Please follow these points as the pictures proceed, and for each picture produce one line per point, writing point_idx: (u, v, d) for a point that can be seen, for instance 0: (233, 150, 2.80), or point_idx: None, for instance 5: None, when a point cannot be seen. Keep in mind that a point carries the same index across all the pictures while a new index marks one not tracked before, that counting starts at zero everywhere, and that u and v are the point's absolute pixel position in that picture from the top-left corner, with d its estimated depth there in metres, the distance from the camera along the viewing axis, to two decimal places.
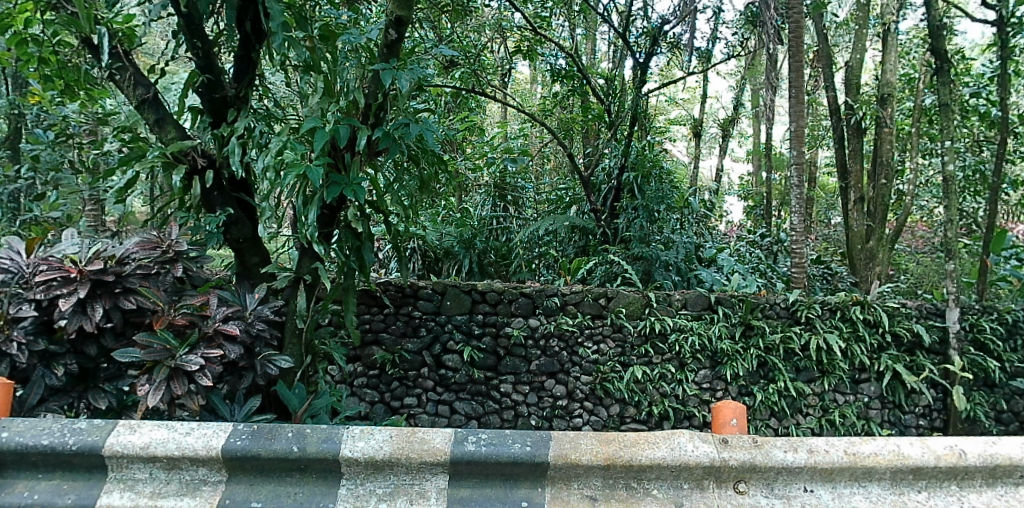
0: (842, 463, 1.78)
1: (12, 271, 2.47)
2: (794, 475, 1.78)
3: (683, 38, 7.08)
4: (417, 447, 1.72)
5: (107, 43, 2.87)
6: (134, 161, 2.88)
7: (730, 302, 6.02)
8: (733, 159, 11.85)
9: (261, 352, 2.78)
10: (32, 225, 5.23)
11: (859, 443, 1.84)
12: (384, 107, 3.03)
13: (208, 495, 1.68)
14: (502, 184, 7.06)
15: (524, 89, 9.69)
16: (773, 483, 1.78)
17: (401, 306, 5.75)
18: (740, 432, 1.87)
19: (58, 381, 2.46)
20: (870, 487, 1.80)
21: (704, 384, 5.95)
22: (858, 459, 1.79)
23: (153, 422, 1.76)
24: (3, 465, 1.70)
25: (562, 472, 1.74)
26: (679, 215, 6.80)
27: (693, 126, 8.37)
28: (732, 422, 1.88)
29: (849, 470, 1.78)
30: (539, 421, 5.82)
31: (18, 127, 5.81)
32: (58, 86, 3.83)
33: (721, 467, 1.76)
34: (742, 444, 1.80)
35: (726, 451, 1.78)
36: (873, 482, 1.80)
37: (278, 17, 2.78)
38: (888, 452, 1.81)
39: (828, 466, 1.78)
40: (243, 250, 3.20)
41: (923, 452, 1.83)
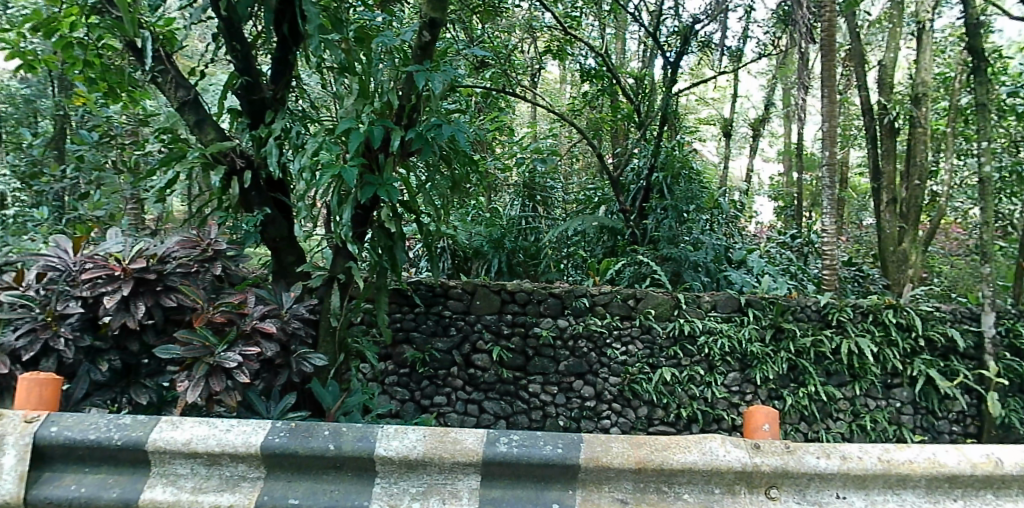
0: (876, 471, 1.76)
1: (61, 268, 2.54)
2: (826, 482, 1.75)
3: (714, 38, 7.08)
4: (450, 447, 1.74)
5: (150, 47, 2.92)
6: (175, 161, 2.93)
7: (761, 305, 5.96)
8: (764, 159, 11.66)
9: (297, 350, 2.79)
10: (75, 224, 5.37)
11: (893, 450, 1.81)
12: (417, 108, 3.05)
13: (247, 491, 1.71)
14: (531, 184, 7.05)
15: (553, 89, 9.71)
16: (805, 490, 1.75)
17: (431, 305, 5.80)
18: (773, 438, 1.85)
19: (103, 376, 2.50)
20: (904, 495, 1.77)
21: (733, 387, 5.88)
22: (893, 466, 1.76)
23: (194, 419, 1.80)
24: (52, 458, 1.74)
25: (592, 474, 1.74)
26: (708, 216, 6.79)
27: (722, 126, 8.31)
28: (764, 427, 1.87)
29: (882, 477, 1.75)
30: (567, 422, 5.80)
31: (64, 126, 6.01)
32: (102, 89, 3.92)
33: (753, 472, 1.75)
34: (773, 449, 1.79)
35: (758, 456, 1.76)
36: (908, 489, 1.77)
37: (314, 20, 2.81)
38: (923, 459, 1.78)
39: (861, 473, 1.75)
40: (279, 249, 3.23)
41: (960, 460, 1.79)
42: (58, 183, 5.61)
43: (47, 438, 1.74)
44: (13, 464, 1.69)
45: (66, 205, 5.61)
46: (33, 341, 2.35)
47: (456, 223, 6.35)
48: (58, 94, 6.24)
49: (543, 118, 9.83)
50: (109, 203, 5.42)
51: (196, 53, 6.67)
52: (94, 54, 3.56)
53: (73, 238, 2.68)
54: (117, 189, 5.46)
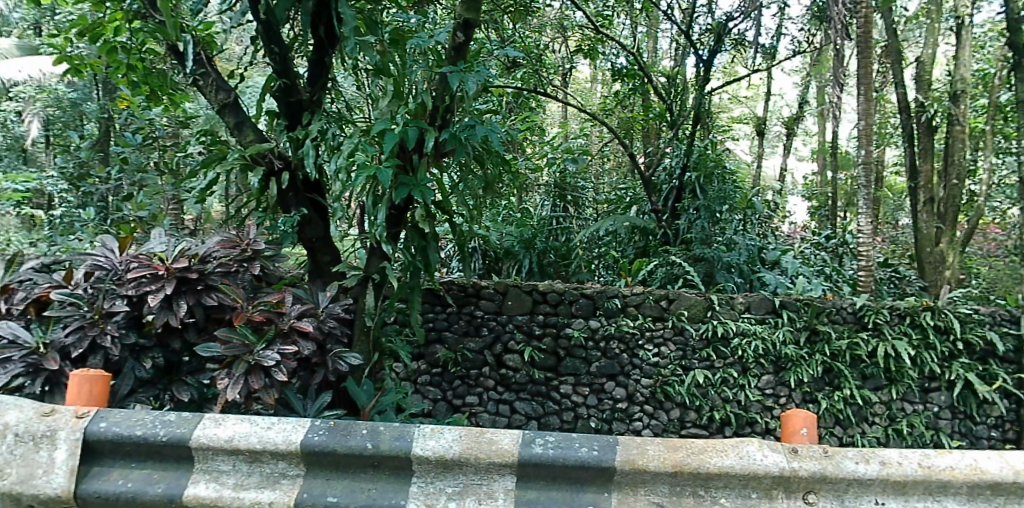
0: (916, 476, 1.71)
1: (107, 267, 2.60)
2: (865, 487, 1.71)
3: (748, 35, 7.03)
4: (486, 448, 1.74)
5: (191, 51, 2.98)
6: (215, 162, 2.99)
7: (795, 306, 5.86)
8: (797, 158, 11.47)
9: (333, 349, 2.81)
10: (119, 223, 5.54)
11: (934, 455, 1.76)
12: (451, 108, 3.05)
13: (287, 488, 1.73)
14: (562, 184, 7.02)
15: (584, 88, 9.67)
16: (843, 495, 1.71)
17: (463, 305, 5.80)
18: (811, 442, 1.82)
19: (147, 373, 2.55)
20: (944, 502, 1.72)
21: (767, 390, 5.80)
22: (933, 473, 1.71)
23: (236, 416, 1.81)
24: (101, 453, 1.77)
25: (628, 477, 1.73)
26: (741, 216, 6.70)
27: (755, 125, 8.18)
28: (802, 431, 1.83)
29: (923, 484, 1.71)
30: (598, 423, 5.78)
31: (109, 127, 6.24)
32: (144, 92, 4.01)
33: (790, 477, 1.71)
34: (811, 454, 1.75)
35: (795, 461, 1.73)
36: (948, 496, 1.72)
37: (351, 22, 2.84)
38: (964, 466, 1.74)
39: (901, 479, 1.71)
40: (315, 249, 3.27)
41: (1002, 467, 1.74)
42: (103, 185, 5.77)
43: (96, 433, 1.77)
44: (64, 459, 1.73)
45: (110, 206, 5.78)
46: (82, 337, 2.42)
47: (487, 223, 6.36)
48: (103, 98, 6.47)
49: (574, 118, 9.79)
50: (151, 203, 5.32)
51: (236, 56, 6.79)
52: (136, 58, 3.63)
53: (119, 239, 2.74)
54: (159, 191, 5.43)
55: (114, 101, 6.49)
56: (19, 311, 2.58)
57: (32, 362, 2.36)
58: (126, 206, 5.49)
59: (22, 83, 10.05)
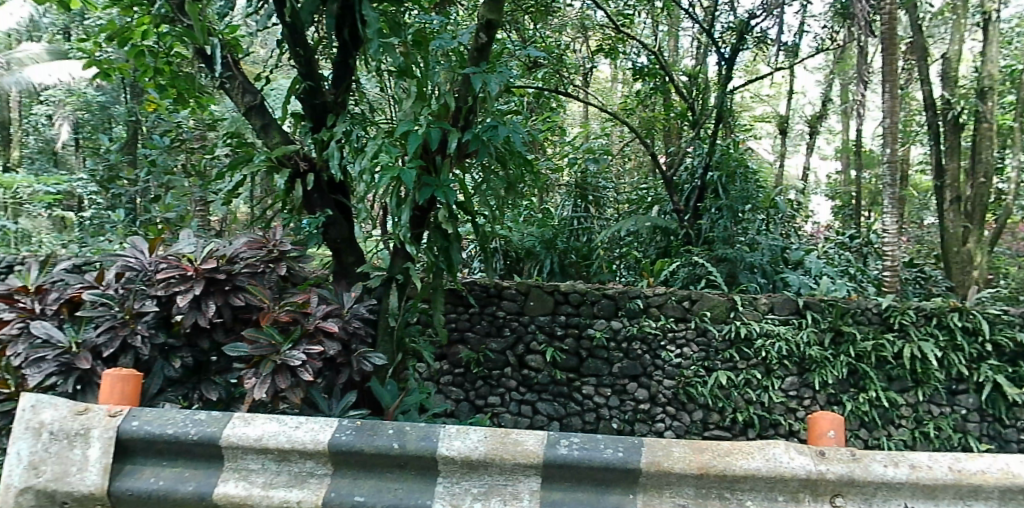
0: (947, 480, 1.68)
1: (137, 268, 2.64)
2: (894, 491, 1.68)
3: (770, 33, 6.96)
4: (511, 449, 1.73)
5: (218, 54, 3.03)
6: (242, 164, 3.03)
7: (820, 307, 5.80)
8: (821, 157, 11.32)
9: (357, 349, 2.82)
10: (147, 225, 5.64)
11: (965, 458, 1.73)
12: (474, 110, 3.05)
13: (315, 487, 1.74)
14: (583, 184, 7.00)
15: (604, 87, 9.63)
16: (871, 499, 1.68)
17: (485, 305, 5.80)
18: (839, 445, 1.78)
19: (176, 372, 2.59)
20: (975, 506, 1.69)
21: (791, 392, 5.73)
22: (964, 476, 1.68)
23: (264, 416, 1.82)
24: (133, 451, 1.79)
25: (653, 479, 1.71)
26: (765, 216, 6.64)
27: (778, 123, 8.08)
28: (828, 434, 1.79)
29: (954, 488, 1.68)
30: (621, 425, 5.74)
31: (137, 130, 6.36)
32: (172, 95, 4.05)
33: (818, 480, 1.68)
34: (839, 456, 1.71)
35: (823, 463, 1.69)
36: (979, 500, 1.69)
37: (374, 24, 2.87)
38: (996, 470, 1.71)
39: (932, 483, 1.68)
40: (340, 249, 3.30)
41: None
42: (133, 187, 5.89)
43: (129, 431, 1.78)
44: (97, 457, 1.75)
45: (139, 207, 5.88)
46: (113, 338, 2.47)
47: (509, 224, 6.39)
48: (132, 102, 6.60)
49: (595, 118, 9.75)
50: (179, 205, 5.41)
51: (261, 59, 6.86)
52: (164, 62, 3.74)
53: (149, 239, 2.78)
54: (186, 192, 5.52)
55: (143, 104, 6.62)
56: (51, 311, 2.63)
57: (65, 361, 2.43)
58: (155, 207, 5.59)
59: (53, 87, 10.28)
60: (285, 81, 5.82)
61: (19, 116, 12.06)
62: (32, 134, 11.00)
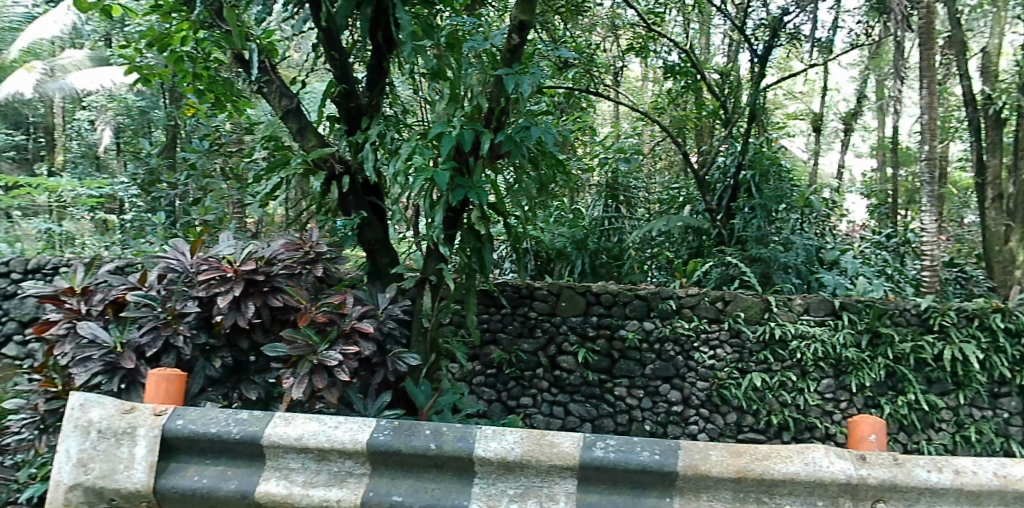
0: (992, 486, 1.63)
1: (179, 269, 2.69)
2: (938, 498, 1.63)
3: (804, 29, 6.86)
4: (547, 450, 1.70)
5: (256, 59, 3.08)
6: (279, 167, 3.07)
7: (856, 308, 5.68)
8: (857, 155, 11.08)
9: (392, 349, 2.84)
10: (186, 226, 5.78)
11: (1009, 465, 1.68)
12: (506, 111, 3.04)
13: (354, 486, 1.73)
14: (614, 184, 6.97)
15: (635, 86, 9.58)
16: (915, 505, 1.63)
17: (517, 306, 5.80)
18: (881, 450, 1.72)
19: (216, 372, 2.63)
20: None
21: (827, 394, 5.64)
22: (1010, 483, 1.64)
23: (305, 415, 1.82)
24: (177, 449, 1.81)
25: (690, 483, 1.67)
26: (799, 215, 6.50)
27: (812, 121, 7.94)
28: (871, 438, 1.74)
29: (1000, 494, 1.63)
30: (653, 427, 5.69)
31: (178, 135, 6.55)
32: (210, 100, 4.12)
33: (859, 485, 1.63)
34: (880, 461, 1.67)
35: (864, 468, 1.65)
36: None
37: (408, 27, 2.92)
38: None
39: (977, 489, 1.63)
40: (374, 251, 3.33)
41: None
42: (172, 190, 6.01)
43: (174, 430, 1.80)
44: (144, 455, 1.77)
45: (178, 210, 6.02)
46: (156, 337, 2.55)
47: (540, 224, 6.31)
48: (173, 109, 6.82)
49: (626, 118, 9.67)
50: (218, 207, 5.53)
51: (297, 62, 6.94)
52: (202, 67, 3.78)
53: (190, 241, 2.83)
54: (224, 194, 5.62)
55: (182, 109, 6.76)
56: (96, 312, 2.70)
57: (110, 361, 2.51)
58: (194, 210, 5.71)
59: (96, 94, 10.50)
60: (319, 84, 5.89)
61: (63, 122, 12.40)
62: (76, 139, 11.36)
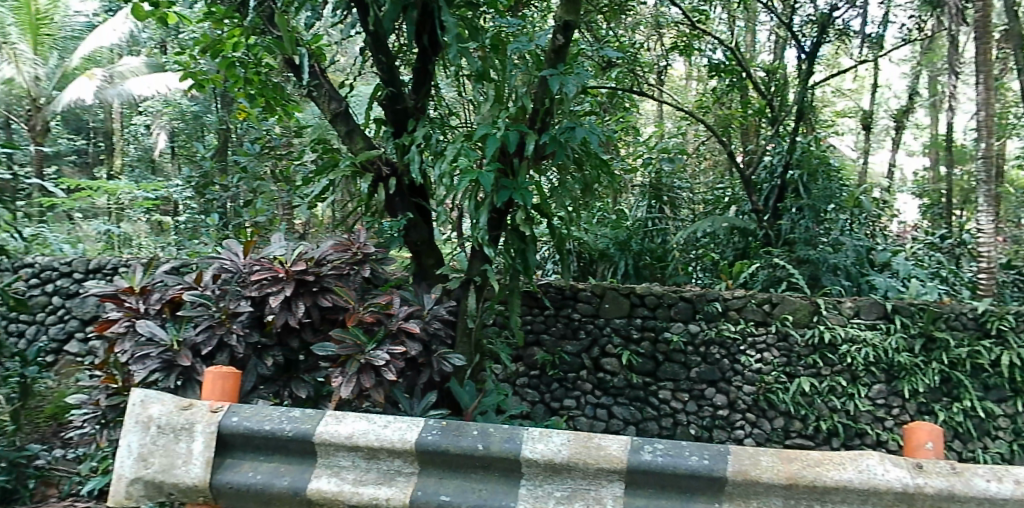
0: None
1: (233, 270, 2.76)
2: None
3: (853, 24, 6.71)
4: (594, 453, 1.64)
5: (306, 63, 3.16)
6: (328, 170, 3.14)
7: (909, 311, 5.50)
8: (909, 153, 10.75)
9: (438, 350, 2.86)
10: (239, 228, 5.95)
11: None
12: (550, 111, 3.01)
13: (403, 485, 1.71)
14: (658, 184, 6.90)
15: (678, 85, 9.48)
16: None
17: (561, 307, 5.79)
18: (937, 458, 1.62)
19: (268, 370, 2.70)
20: None
21: (878, 400, 5.48)
22: None
23: (355, 414, 1.81)
24: (234, 445, 1.83)
25: (740, 489, 1.59)
26: (849, 216, 6.35)
27: (862, 119, 7.74)
28: (927, 445, 1.63)
29: None
30: (699, 431, 5.61)
31: (230, 138, 6.74)
32: (260, 104, 4.23)
33: (916, 494, 1.53)
34: (938, 470, 1.57)
35: (921, 477, 1.55)
36: None
37: (453, 29, 2.95)
38: None
39: None
40: (420, 252, 3.37)
41: None
42: (225, 192, 6.19)
43: (230, 426, 1.81)
44: (201, 451, 1.79)
45: (229, 212, 6.20)
46: (211, 336, 2.63)
47: (584, 226, 6.19)
48: (226, 114, 7.04)
49: (670, 118, 9.57)
50: (269, 209, 5.68)
51: (344, 66, 7.08)
52: (254, 72, 3.93)
53: (242, 242, 2.90)
54: (274, 196, 5.76)
55: (233, 113, 6.96)
56: (154, 311, 2.81)
57: (167, 358, 2.61)
58: (246, 212, 5.86)
59: (153, 99, 10.77)
60: (365, 87, 6.00)
61: (121, 126, 12.85)
62: (133, 143, 11.78)
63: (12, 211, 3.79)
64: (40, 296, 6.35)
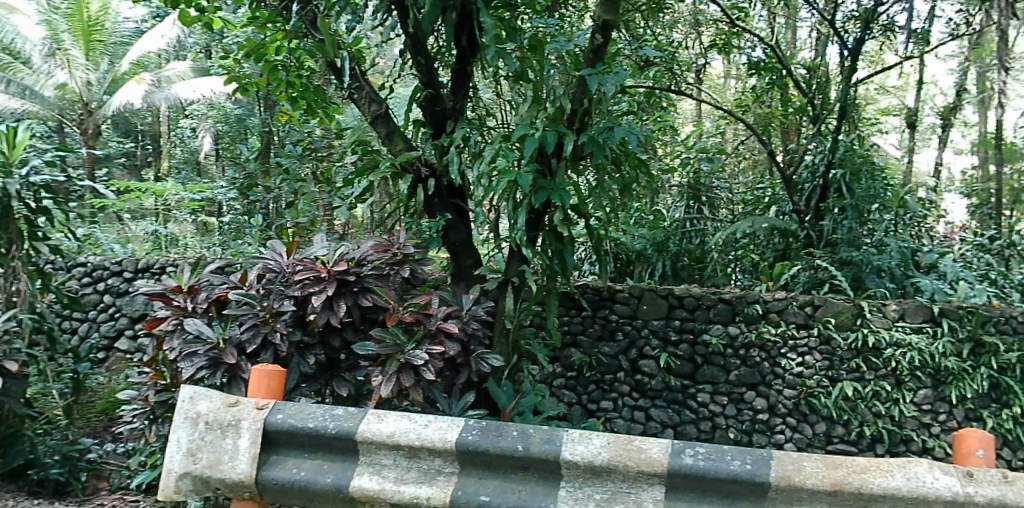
0: None
1: (277, 270, 2.82)
2: None
3: (898, 20, 6.53)
4: (634, 456, 1.62)
5: (347, 66, 3.21)
6: (368, 171, 3.18)
7: (957, 315, 5.34)
8: (956, 152, 10.43)
9: (476, 350, 2.88)
10: (282, 229, 6.06)
11: None
12: (589, 111, 3.03)
13: (443, 484, 1.72)
14: (696, 184, 6.80)
15: (717, 84, 9.36)
16: None
17: (598, 309, 5.77)
18: (989, 466, 1.56)
19: (310, 368, 2.75)
20: None
21: (924, 406, 5.32)
22: None
23: (397, 412, 1.82)
24: (278, 442, 1.85)
25: (784, 494, 1.56)
26: (893, 216, 6.17)
27: (907, 116, 7.53)
28: (978, 453, 1.58)
29: None
30: (738, 435, 5.53)
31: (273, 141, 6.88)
32: (302, 107, 4.30)
33: (966, 503, 1.48)
34: (989, 479, 1.51)
35: (972, 485, 1.49)
36: None
37: (491, 30, 2.96)
38: None
39: None
40: (458, 252, 3.39)
41: None
42: (268, 193, 6.32)
43: (275, 423, 1.84)
44: (247, 447, 1.82)
45: (272, 213, 6.32)
46: (256, 334, 2.67)
47: (622, 226, 6.20)
48: (271, 118, 7.20)
49: (708, 117, 9.46)
50: (310, 210, 5.78)
51: (383, 68, 7.17)
52: (295, 75, 3.99)
53: (286, 242, 2.96)
54: (315, 198, 5.83)
55: (276, 116, 7.11)
56: (201, 309, 2.87)
57: (214, 356, 2.67)
58: (288, 213, 5.98)
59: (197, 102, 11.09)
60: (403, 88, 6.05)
61: (168, 129, 13.22)
62: (180, 146, 12.12)
63: (68, 212, 3.95)
64: (92, 294, 6.58)
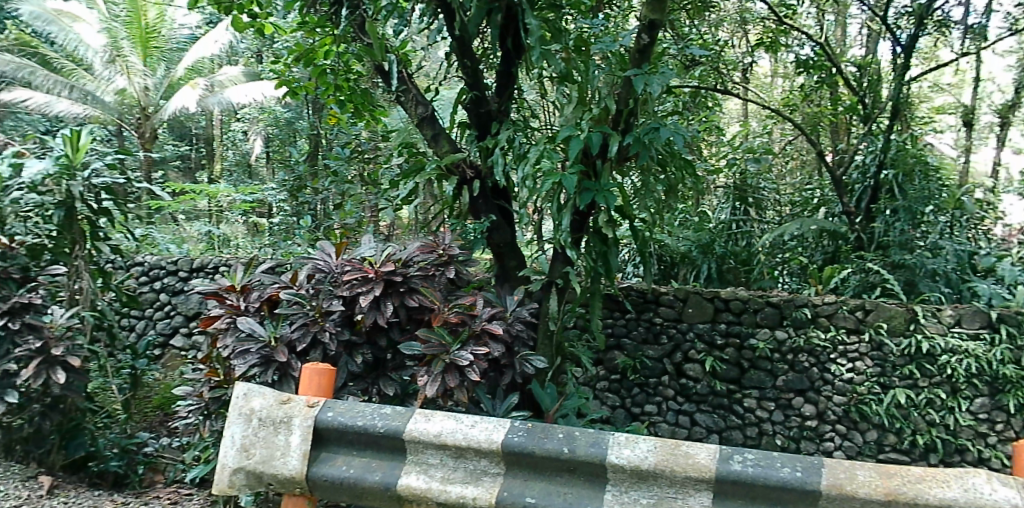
0: None
1: (326, 270, 2.89)
2: None
3: (953, 15, 6.31)
4: (681, 461, 1.60)
5: (394, 68, 3.27)
6: (415, 173, 3.21)
7: (1016, 320, 5.13)
8: (1016, 151, 10.01)
9: (520, 351, 2.89)
10: (330, 230, 6.18)
11: None
12: (634, 112, 2.97)
13: (489, 485, 1.73)
14: (743, 185, 6.67)
15: (764, 83, 9.19)
16: None
17: (642, 311, 5.74)
18: None
19: (358, 367, 2.80)
20: None
21: (980, 415, 5.13)
22: None
23: (444, 412, 1.83)
24: (328, 438, 1.89)
25: (836, 503, 1.52)
26: (948, 218, 5.95)
27: (963, 114, 7.26)
28: None
29: None
30: (786, 442, 5.43)
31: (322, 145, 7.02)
32: (350, 110, 4.39)
33: None
34: None
35: None
36: None
37: (536, 32, 2.97)
38: None
39: None
40: (502, 254, 3.41)
41: None
42: (317, 195, 6.46)
43: (326, 421, 1.87)
44: (298, 443, 1.85)
45: (321, 215, 6.45)
46: (306, 333, 2.73)
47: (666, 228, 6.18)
48: (320, 122, 7.35)
49: (754, 116, 9.30)
50: (357, 211, 5.88)
51: (428, 70, 7.25)
52: (343, 79, 4.06)
53: (335, 243, 3.02)
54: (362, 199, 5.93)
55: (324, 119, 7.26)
56: (254, 308, 2.95)
57: (266, 354, 2.73)
58: (336, 215, 6.11)
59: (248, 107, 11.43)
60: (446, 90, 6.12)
61: (220, 132, 13.62)
62: (230, 148, 12.45)
63: (127, 212, 4.12)
64: (149, 292, 6.82)
